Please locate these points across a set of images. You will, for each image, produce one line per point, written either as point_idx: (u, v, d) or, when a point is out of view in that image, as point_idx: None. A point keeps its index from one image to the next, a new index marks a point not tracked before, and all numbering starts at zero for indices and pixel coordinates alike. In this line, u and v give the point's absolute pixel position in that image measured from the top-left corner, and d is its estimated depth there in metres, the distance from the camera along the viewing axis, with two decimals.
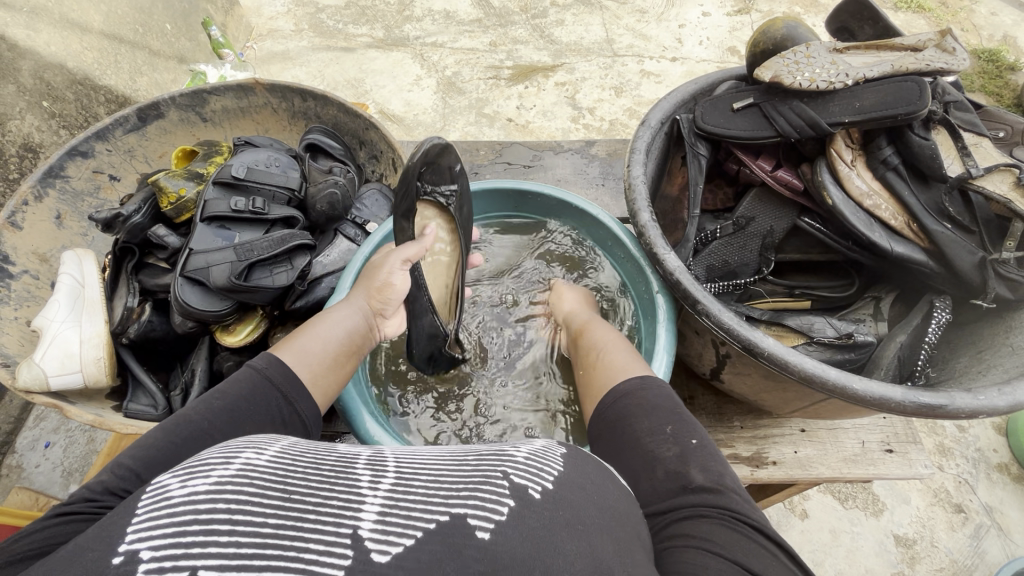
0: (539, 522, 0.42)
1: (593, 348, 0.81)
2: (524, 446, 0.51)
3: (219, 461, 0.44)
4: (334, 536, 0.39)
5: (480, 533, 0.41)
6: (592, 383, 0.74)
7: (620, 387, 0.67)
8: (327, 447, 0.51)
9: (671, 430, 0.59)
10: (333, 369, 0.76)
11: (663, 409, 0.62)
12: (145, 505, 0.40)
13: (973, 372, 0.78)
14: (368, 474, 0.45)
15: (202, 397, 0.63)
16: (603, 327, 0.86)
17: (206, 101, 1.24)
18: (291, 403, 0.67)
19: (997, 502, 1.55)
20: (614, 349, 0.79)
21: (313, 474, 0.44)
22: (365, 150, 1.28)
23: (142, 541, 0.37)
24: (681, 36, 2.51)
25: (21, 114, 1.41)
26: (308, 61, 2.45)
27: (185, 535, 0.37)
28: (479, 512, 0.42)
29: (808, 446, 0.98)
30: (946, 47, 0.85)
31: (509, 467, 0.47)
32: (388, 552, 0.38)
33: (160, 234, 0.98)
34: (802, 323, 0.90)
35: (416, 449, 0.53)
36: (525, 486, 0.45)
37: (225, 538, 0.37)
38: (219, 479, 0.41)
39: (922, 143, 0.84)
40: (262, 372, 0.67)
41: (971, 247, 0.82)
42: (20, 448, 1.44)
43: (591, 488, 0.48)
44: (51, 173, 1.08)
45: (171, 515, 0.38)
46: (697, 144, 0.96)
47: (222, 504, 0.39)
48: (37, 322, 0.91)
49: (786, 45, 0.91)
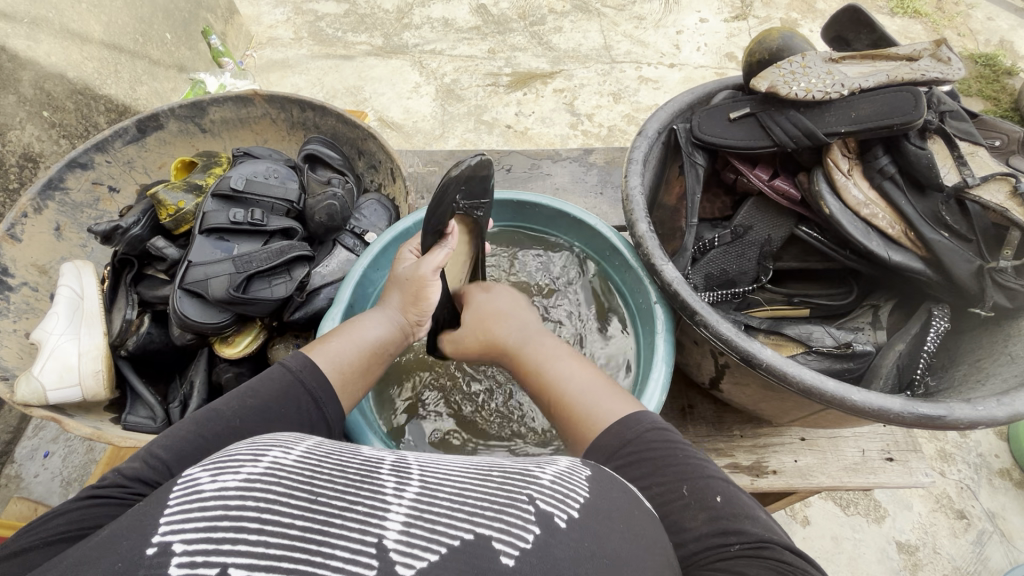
0: (564, 552, 0.42)
1: (553, 381, 0.73)
2: (549, 468, 0.51)
3: (248, 458, 0.44)
4: (360, 545, 0.39)
5: (504, 559, 0.40)
6: (571, 427, 0.68)
7: (605, 445, 0.61)
8: (351, 448, 0.51)
9: (667, 479, 0.56)
10: (360, 373, 0.75)
11: (662, 452, 0.59)
12: (177, 496, 0.41)
13: (972, 381, 0.78)
14: (392, 481, 0.45)
15: (235, 390, 0.65)
16: (555, 350, 0.78)
17: (206, 111, 1.24)
18: (320, 406, 0.68)
19: (998, 508, 1.55)
20: (575, 381, 0.71)
21: (339, 476, 0.44)
22: (363, 160, 1.28)
23: (175, 534, 0.38)
24: (678, 43, 2.52)
25: (21, 124, 1.41)
26: (307, 68, 2.46)
27: (215, 530, 0.38)
28: (504, 537, 0.42)
29: (808, 455, 0.98)
30: (941, 57, 0.85)
31: (536, 491, 0.46)
32: (412, 567, 0.38)
33: (159, 245, 0.98)
34: (800, 332, 0.90)
35: (439, 456, 0.52)
36: (551, 513, 0.44)
37: (254, 536, 0.37)
38: (250, 476, 0.42)
39: (918, 153, 0.84)
40: (295, 372, 0.68)
41: (968, 256, 0.82)
42: (20, 458, 1.44)
43: (616, 516, 0.48)
44: (51, 184, 1.09)
45: (203, 510, 0.39)
46: (695, 154, 0.97)
47: (251, 502, 0.39)
48: (37, 335, 0.91)
49: (782, 55, 0.91)
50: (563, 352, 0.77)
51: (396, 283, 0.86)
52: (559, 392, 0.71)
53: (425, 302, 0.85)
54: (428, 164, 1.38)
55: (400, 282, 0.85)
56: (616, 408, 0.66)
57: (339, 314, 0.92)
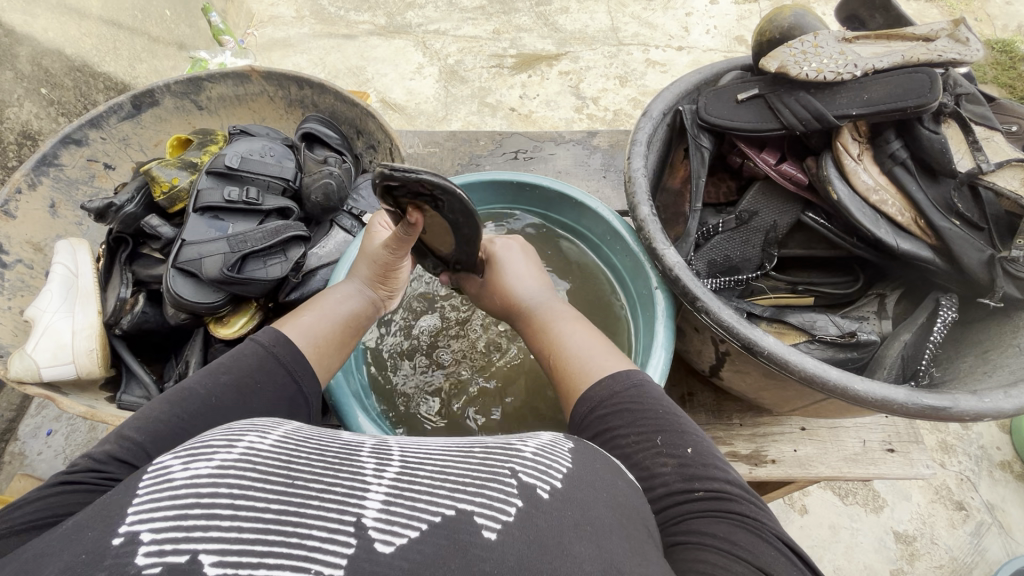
0: (548, 523, 0.42)
1: (552, 342, 0.76)
2: (532, 441, 0.50)
3: (222, 443, 0.44)
4: (337, 524, 0.38)
5: (486, 533, 0.40)
6: (561, 386, 0.70)
7: (590, 397, 0.63)
8: (331, 434, 0.51)
9: (643, 430, 0.57)
10: (336, 344, 0.76)
11: (630, 410, 0.60)
12: (147, 485, 0.40)
13: (979, 373, 0.76)
14: (372, 461, 0.45)
15: (206, 368, 0.64)
16: (563, 316, 0.79)
17: (202, 88, 1.22)
18: (297, 381, 0.67)
19: (998, 501, 1.54)
20: (575, 341, 0.73)
21: (316, 459, 0.44)
22: (362, 140, 1.26)
23: (143, 523, 0.37)
24: (687, 25, 2.46)
25: (18, 100, 1.39)
26: (309, 48, 2.42)
27: (186, 519, 0.37)
28: (485, 511, 0.41)
29: (808, 445, 0.97)
30: (959, 37, 0.82)
31: (518, 464, 0.46)
32: (392, 544, 0.38)
33: (153, 224, 0.97)
34: (804, 320, 0.88)
35: (423, 438, 0.52)
36: (534, 485, 0.44)
37: (227, 522, 0.37)
38: (223, 462, 0.41)
39: (931, 137, 0.82)
40: (268, 347, 0.67)
41: (979, 245, 0.80)
42: (22, 435, 1.44)
43: (600, 487, 0.47)
44: (45, 161, 1.07)
45: (172, 498, 0.38)
46: (701, 136, 0.94)
47: (224, 489, 0.39)
48: (30, 313, 0.90)
49: (793, 34, 0.88)
50: (567, 315, 0.79)
51: (364, 258, 0.85)
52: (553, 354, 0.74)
53: (398, 275, 0.87)
54: (428, 144, 1.36)
55: (370, 258, 0.85)
56: (605, 366, 0.67)
57: None
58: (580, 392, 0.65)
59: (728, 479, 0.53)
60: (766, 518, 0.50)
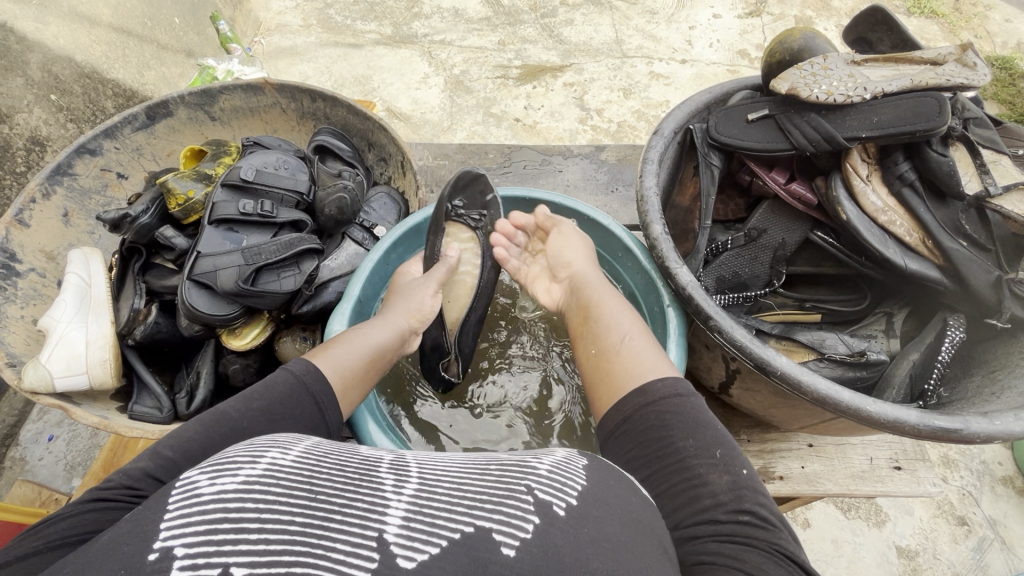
0: (564, 539, 0.42)
1: (613, 332, 0.75)
2: (546, 456, 0.51)
3: (246, 459, 0.44)
4: (360, 539, 0.39)
5: (505, 550, 0.40)
6: (611, 371, 0.69)
7: (652, 390, 0.63)
8: (350, 449, 0.51)
9: (703, 441, 0.58)
10: (364, 380, 0.77)
11: (692, 419, 0.60)
12: (176, 500, 0.40)
13: (987, 393, 0.77)
14: (391, 478, 0.46)
15: (241, 393, 0.64)
16: (619, 308, 0.80)
17: (215, 99, 1.23)
18: (322, 411, 0.68)
19: (1000, 516, 1.55)
20: (639, 339, 0.72)
21: (338, 474, 0.45)
22: (373, 152, 1.27)
23: (175, 537, 0.37)
24: (691, 38, 2.49)
25: (28, 107, 1.40)
26: (315, 56, 2.44)
27: (216, 533, 0.38)
28: (505, 528, 0.42)
29: (815, 462, 0.97)
30: (967, 62, 0.83)
31: (533, 480, 0.46)
32: (414, 559, 0.38)
33: (167, 235, 0.99)
34: (812, 338, 0.89)
35: (438, 455, 0.53)
36: (550, 502, 0.44)
37: (255, 536, 0.38)
38: (248, 478, 0.42)
39: (939, 160, 0.83)
40: (301, 377, 0.68)
41: (987, 265, 0.82)
42: (24, 441, 1.44)
43: (613, 503, 0.47)
44: (59, 170, 1.08)
45: (202, 512, 0.39)
46: (710, 155, 0.95)
47: (250, 503, 0.40)
48: (45, 322, 0.91)
49: (803, 56, 0.89)
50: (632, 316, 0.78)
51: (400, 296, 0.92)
52: (615, 338, 0.73)
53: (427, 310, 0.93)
54: (437, 157, 1.37)
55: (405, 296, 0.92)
56: (662, 368, 0.67)
57: (349, 310, 0.91)
58: (632, 386, 0.65)
59: (770, 506, 0.55)
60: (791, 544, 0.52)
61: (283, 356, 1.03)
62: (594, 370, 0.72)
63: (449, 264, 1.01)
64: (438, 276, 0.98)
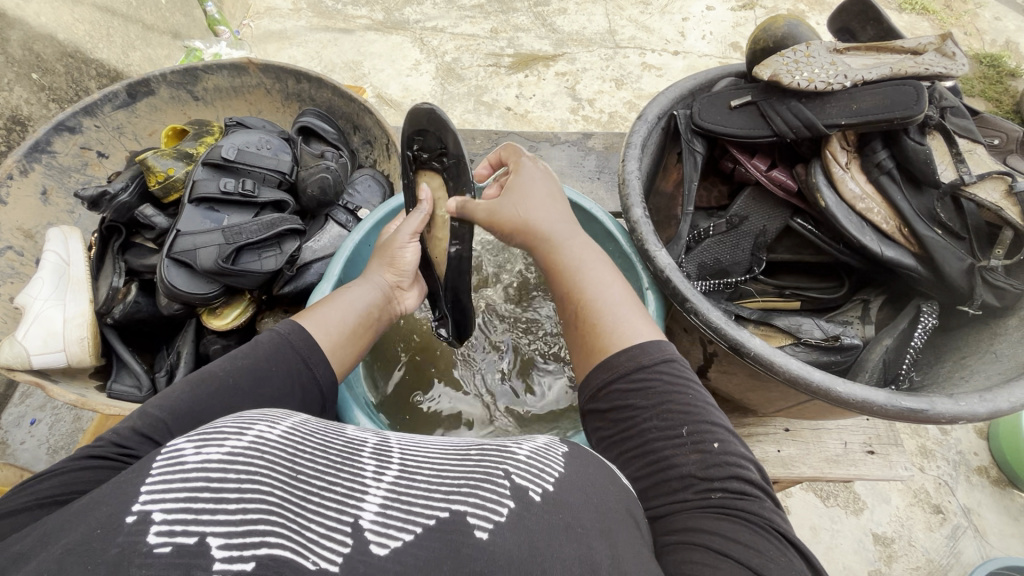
0: (539, 524, 0.42)
1: (581, 289, 0.70)
2: (527, 443, 0.51)
3: (234, 430, 0.44)
4: (335, 523, 0.40)
5: (479, 533, 0.41)
6: (586, 339, 0.67)
7: (621, 365, 0.61)
8: (335, 428, 0.52)
9: (669, 420, 0.58)
10: (349, 342, 0.76)
11: (658, 396, 0.59)
12: (159, 465, 0.40)
13: (957, 377, 0.78)
14: (373, 462, 0.46)
15: (227, 355, 0.65)
16: (590, 259, 0.73)
17: (199, 79, 1.21)
18: (309, 368, 0.68)
19: (975, 505, 1.58)
20: (608, 297, 0.68)
21: (320, 455, 0.45)
22: (358, 135, 1.26)
23: (155, 502, 0.37)
24: (684, 30, 2.48)
25: (8, 85, 1.38)
26: (305, 41, 2.41)
27: (195, 501, 0.38)
28: (479, 511, 0.42)
29: (791, 446, 0.99)
30: (946, 51, 0.84)
31: (511, 465, 0.47)
32: (386, 547, 0.39)
33: (147, 214, 0.97)
34: (790, 324, 0.90)
35: (422, 438, 0.54)
36: (527, 487, 0.45)
37: (233, 505, 0.38)
38: (233, 449, 0.42)
39: (917, 147, 0.84)
40: (285, 335, 0.69)
41: (960, 254, 0.83)
42: (5, 424, 1.42)
43: (590, 487, 0.48)
44: (37, 147, 1.06)
45: (185, 480, 0.39)
46: (694, 141, 0.95)
47: (232, 474, 0.40)
48: (20, 300, 0.89)
49: (786, 43, 0.90)
50: (598, 259, 0.73)
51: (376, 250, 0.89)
52: (586, 301, 0.69)
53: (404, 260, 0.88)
54: None
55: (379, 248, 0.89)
56: (641, 332, 0.65)
57: (329, 289, 0.91)
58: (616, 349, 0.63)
59: (749, 478, 0.54)
60: (772, 515, 0.51)
61: None
62: (572, 338, 0.70)
63: (425, 210, 0.91)
64: (415, 225, 0.89)
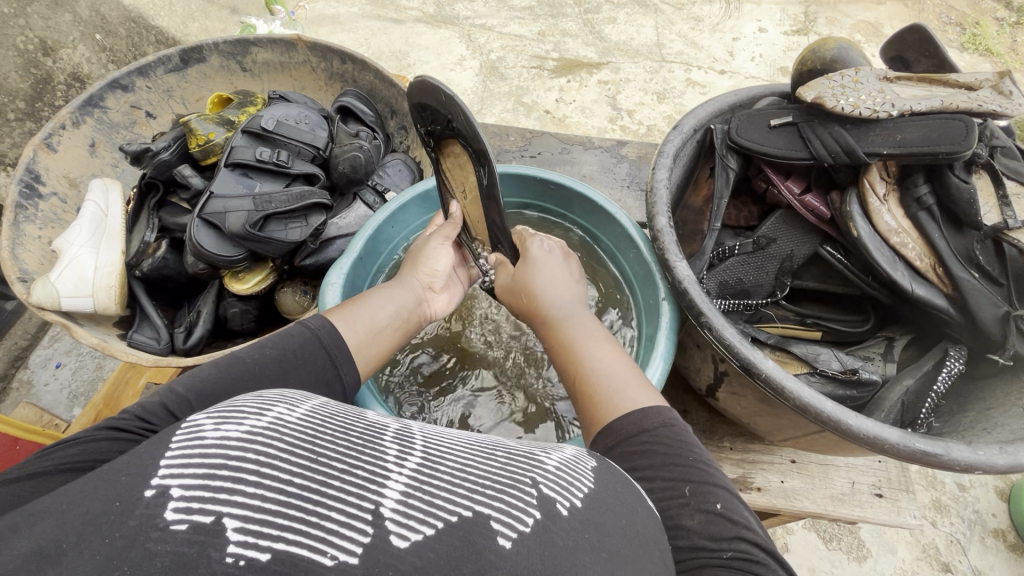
0: (563, 539, 0.41)
1: (581, 360, 0.71)
2: (554, 454, 0.51)
3: (252, 411, 0.43)
4: (356, 510, 0.37)
5: (502, 540, 0.39)
6: (587, 410, 0.66)
7: (620, 428, 0.60)
8: (356, 412, 0.50)
9: (672, 480, 0.55)
10: (377, 343, 0.77)
11: (669, 451, 0.57)
12: (179, 441, 0.39)
13: (977, 428, 0.75)
14: (394, 448, 0.44)
15: (256, 343, 0.67)
16: (589, 332, 0.76)
17: (249, 51, 1.25)
18: (336, 367, 0.69)
19: (986, 568, 1.51)
20: (607, 365, 0.69)
21: (342, 437, 0.43)
22: (395, 120, 1.28)
23: (173, 478, 0.36)
24: (732, 49, 2.45)
25: (73, 43, 1.44)
26: (356, 27, 2.46)
27: (214, 479, 0.36)
28: (503, 517, 0.40)
29: (796, 478, 0.96)
30: (1003, 89, 0.81)
31: (539, 476, 0.46)
32: (408, 539, 0.37)
33: (184, 173, 1.01)
34: (807, 352, 0.88)
35: (441, 430, 0.52)
36: (553, 500, 0.44)
37: (251, 488, 0.36)
38: (252, 429, 0.40)
39: (961, 185, 0.81)
40: (313, 330, 0.70)
41: (994, 300, 0.80)
42: (32, 364, 1.48)
43: (621, 515, 0.46)
44: (91, 101, 1.11)
45: (203, 457, 0.37)
46: (728, 157, 0.94)
47: (252, 454, 0.38)
48: (58, 243, 0.93)
49: (834, 66, 0.88)
50: (592, 333, 0.75)
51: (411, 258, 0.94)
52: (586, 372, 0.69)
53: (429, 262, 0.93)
54: None
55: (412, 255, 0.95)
56: (638, 396, 0.64)
57: (349, 266, 0.92)
58: (607, 425, 0.61)
59: (755, 540, 0.51)
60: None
61: (282, 305, 1.05)
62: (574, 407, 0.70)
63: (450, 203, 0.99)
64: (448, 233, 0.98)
